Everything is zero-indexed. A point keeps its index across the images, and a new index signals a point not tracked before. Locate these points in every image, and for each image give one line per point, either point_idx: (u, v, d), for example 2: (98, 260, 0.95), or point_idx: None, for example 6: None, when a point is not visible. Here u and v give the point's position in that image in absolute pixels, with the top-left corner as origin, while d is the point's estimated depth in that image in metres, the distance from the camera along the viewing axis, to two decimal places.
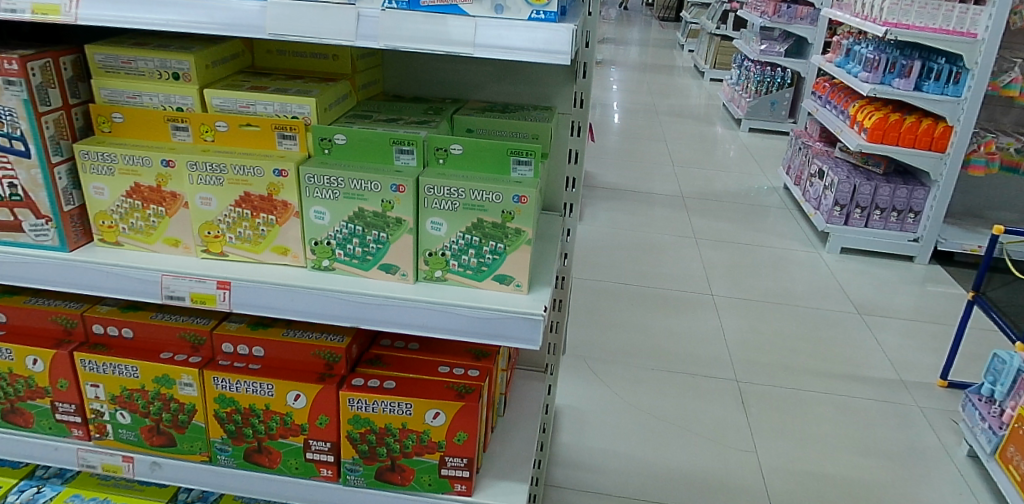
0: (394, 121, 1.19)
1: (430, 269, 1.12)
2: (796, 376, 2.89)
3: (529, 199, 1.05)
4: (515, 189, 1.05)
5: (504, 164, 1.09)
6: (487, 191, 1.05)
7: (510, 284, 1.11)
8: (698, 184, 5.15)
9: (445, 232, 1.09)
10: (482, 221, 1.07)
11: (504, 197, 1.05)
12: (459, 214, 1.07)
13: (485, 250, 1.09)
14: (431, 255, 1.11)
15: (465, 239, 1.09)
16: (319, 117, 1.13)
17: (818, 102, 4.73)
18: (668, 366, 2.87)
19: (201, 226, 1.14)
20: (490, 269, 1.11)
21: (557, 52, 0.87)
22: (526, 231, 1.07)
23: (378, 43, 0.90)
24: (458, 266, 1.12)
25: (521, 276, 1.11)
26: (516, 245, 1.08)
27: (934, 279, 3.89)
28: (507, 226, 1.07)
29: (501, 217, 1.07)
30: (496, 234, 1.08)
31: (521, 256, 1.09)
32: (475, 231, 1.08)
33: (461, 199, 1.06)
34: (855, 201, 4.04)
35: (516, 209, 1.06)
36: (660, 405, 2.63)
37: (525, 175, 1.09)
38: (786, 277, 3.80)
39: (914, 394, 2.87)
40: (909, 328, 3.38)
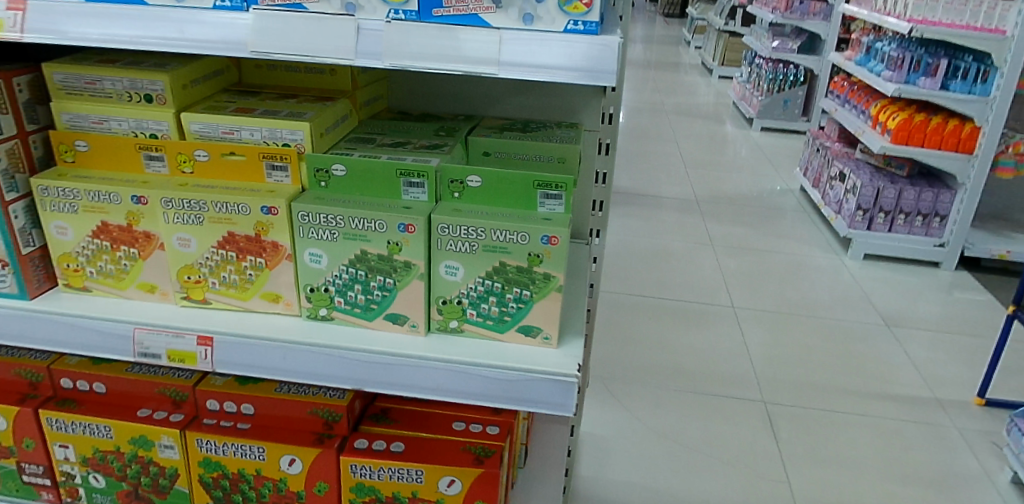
0: (402, 145, 1.04)
1: (444, 320, 0.97)
2: (825, 395, 2.73)
3: (560, 240, 0.89)
4: (544, 229, 0.89)
5: (529, 199, 0.93)
6: (510, 232, 0.90)
7: (537, 336, 0.96)
8: (710, 187, 4.97)
9: (462, 278, 0.94)
10: (504, 265, 0.92)
11: (531, 239, 0.90)
12: (477, 258, 0.92)
13: (509, 298, 0.94)
14: (445, 303, 0.96)
15: (485, 286, 0.94)
16: (315, 144, 0.97)
17: (836, 102, 4.52)
18: (691, 386, 2.71)
19: (180, 270, 0.99)
20: (513, 320, 0.96)
21: (599, 71, 0.71)
22: (556, 277, 0.92)
23: (383, 62, 0.74)
24: (476, 316, 0.97)
25: (549, 326, 0.96)
26: (544, 293, 0.93)
27: (961, 286, 3.68)
28: (534, 271, 0.92)
29: (527, 260, 0.91)
30: (522, 281, 0.93)
31: (550, 306, 0.94)
32: (496, 276, 0.93)
33: (481, 240, 0.91)
34: (879, 205, 3.86)
35: (545, 251, 0.90)
36: (683, 431, 2.47)
37: (555, 209, 0.93)
38: (807, 286, 3.62)
39: (949, 414, 2.69)
40: (940, 342, 3.17)
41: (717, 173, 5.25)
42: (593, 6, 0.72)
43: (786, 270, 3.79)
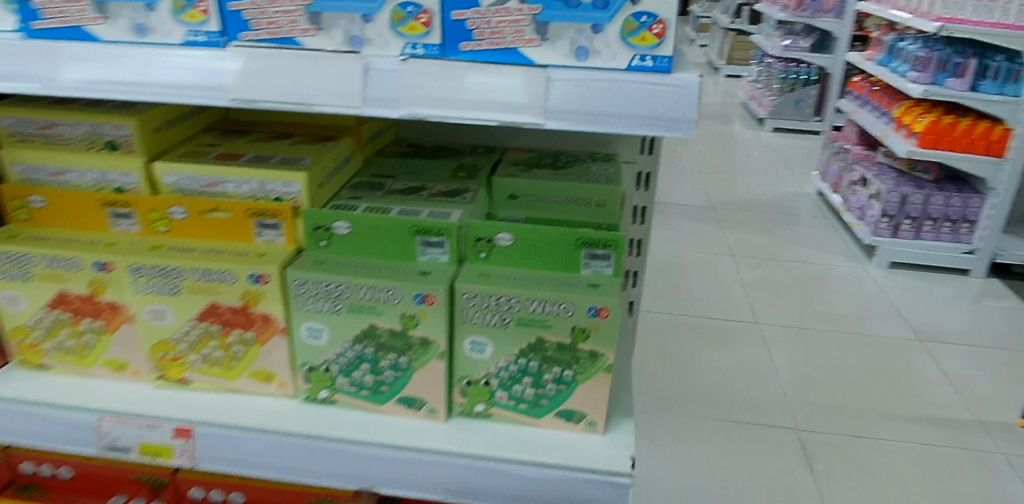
0: (416, 192, 0.88)
1: (469, 404, 0.82)
2: (861, 422, 2.25)
3: (611, 312, 0.74)
4: (591, 299, 0.74)
5: (571, 259, 0.79)
6: (549, 302, 0.74)
7: (581, 422, 0.81)
8: (716, 184, 4.38)
9: (491, 356, 0.78)
10: (543, 341, 0.77)
11: (576, 311, 0.74)
12: (511, 333, 0.77)
13: (547, 380, 0.79)
14: (471, 383, 0.81)
15: (519, 365, 0.79)
16: (313, 198, 0.81)
17: (855, 103, 3.97)
18: (715, 411, 2.27)
19: (155, 346, 0.84)
20: (552, 404, 0.81)
21: (671, 119, 0.57)
22: (605, 355, 0.77)
23: (399, 112, 0.60)
24: (508, 399, 0.81)
25: (596, 409, 0.80)
26: (591, 373, 0.78)
27: (993, 293, 3.00)
28: (579, 349, 0.76)
29: (571, 335, 0.76)
30: (564, 359, 0.77)
31: (597, 386, 0.79)
32: (533, 354, 0.78)
33: (516, 312, 0.76)
34: (906, 212, 3.16)
35: (592, 325, 0.75)
36: (707, 467, 2.03)
37: (602, 272, 0.79)
38: (830, 296, 3.00)
39: (996, 440, 2.18)
40: (977, 361, 2.57)
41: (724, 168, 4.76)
42: (665, 37, 0.58)
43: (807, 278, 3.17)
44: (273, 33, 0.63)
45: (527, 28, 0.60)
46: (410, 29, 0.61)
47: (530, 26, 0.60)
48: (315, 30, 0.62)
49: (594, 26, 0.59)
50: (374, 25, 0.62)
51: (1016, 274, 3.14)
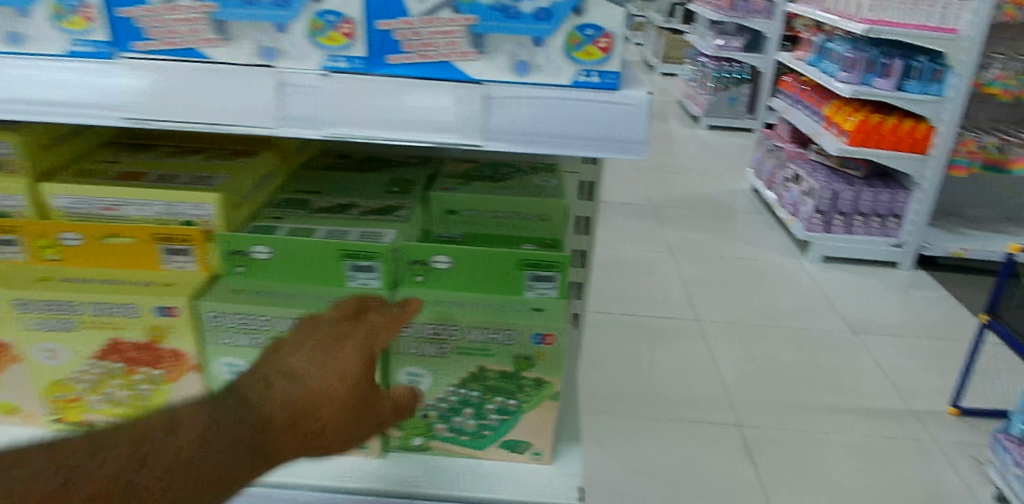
0: (344, 209, 0.81)
1: (406, 437, 0.77)
2: (806, 414, 2.13)
3: (557, 338, 0.69)
4: (535, 325, 0.69)
5: (513, 281, 0.74)
6: (490, 329, 0.70)
7: (526, 452, 0.77)
8: (655, 182, 4.33)
9: (428, 388, 0.73)
10: (484, 371, 0.72)
11: (519, 338, 0.70)
12: (450, 363, 0.72)
13: (489, 410, 0.74)
14: (408, 416, 0.75)
15: (459, 396, 0.73)
16: (229, 220, 0.73)
17: (787, 102, 4.04)
18: (655, 409, 2.10)
19: (49, 388, 0.74)
20: (495, 435, 0.76)
21: (619, 138, 0.54)
22: (551, 382, 0.72)
23: (320, 132, 0.53)
24: (448, 431, 0.76)
25: (542, 439, 0.76)
26: (536, 402, 0.73)
27: (919, 285, 3.06)
28: (523, 377, 0.72)
29: (514, 363, 0.71)
30: (507, 389, 0.72)
31: (543, 415, 0.75)
32: (474, 384, 0.72)
33: (455, 341, 0.71)
34: (837, 207, 3.21)
35: (537, 353, 0.70)
36: (654, 463, 1.88)
37: (546, 294, 0.74)
38: (765, 291, 2.93)
39: (927, 427, 2.11)
40: (908, 352, 2.53)
41: (662, 165, 4.72)
42: (612, 51, 0.55)
43: (748, 274, 3.09)
44: (172, 43, 0.55)
45: (462, 41, 0.55)
46: (330, 40, 0.55)
47: (466, 39, 0.55)
48: (221, 40, 0.55)
49: (536, 39, 0.55)
50: (289, 35, 0.55)
51: (942, 266, 3.24)
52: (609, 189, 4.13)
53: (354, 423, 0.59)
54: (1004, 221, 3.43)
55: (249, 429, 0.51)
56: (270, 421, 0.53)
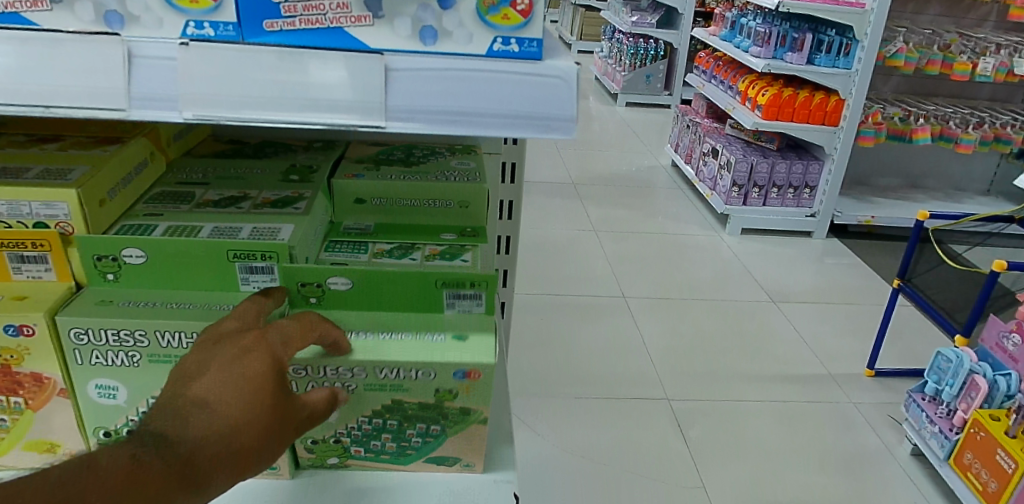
0: (236, 202, 0.72)
1: (320, 459, 0.70)
2: (731, 384, 2.16)
3: (482, 374, 0.62)
4: (456, 362, 0.61)
5: (429, 300, 0.66)
6: (403, 368, 0.61)
7: (457, 464, 0.71)
8: (576, 160, 4.29)
9: (337, 418, 0.65)
10: (401, 403, 0.64)
11: (439, 375, 0.62)
12: (360, 399, 0.64)
13: (410, 435, 0.67)
14: (316, 442, 0.68)
15: (373, 424, 0.66)
16: (93, 220, 0.63)
17: (702, 77, 4.08)
18: (586, 390, 2.07)
19: None
20: (419, 453, 0.69)
21: (544, 116, 0.49)
22: (480, 410, 0.65)
23: (181, 115, 0.45)
24: (365, 451, 0.69)
25: (471, 452, 0.70)
26: (462, 427, 0.67)
27: (833, 252, 3.17)
28: (446, 407, 0.65)
29: (435, 396, 0.64)
30: (429, 418, 0.66)
31: (470, 438, 0.68)
32: (391, 414, 0.65)
33: (362, 379, 0.62)
34: (753, 180, 3.26)
35: (461, 387, 0.63)
36: (588, 441, 1.87)
37: (472, 311, 0.67)
38: (686, 265, 2.96)
39: (845, 390, 2.18)
40: (824, 318, 2.61)
41: (583, 143, 4.68)
42: (532, 15, 0.48)
43: (670, 250, 3.10)
44: None
45: (354, 3, 0.46)
46: (190, 2, 0.46)
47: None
48: (49, 3, 0.45)
49: (442, 1, 0.47)
50: None
51: (853, 233, 3.38)
52: (532, 169, 4.08)
53: (279, 430, 0.48)
54: (906, 188, 3.60)
55: (137, 462, 0.41)
56: (164, 444, 0.43)
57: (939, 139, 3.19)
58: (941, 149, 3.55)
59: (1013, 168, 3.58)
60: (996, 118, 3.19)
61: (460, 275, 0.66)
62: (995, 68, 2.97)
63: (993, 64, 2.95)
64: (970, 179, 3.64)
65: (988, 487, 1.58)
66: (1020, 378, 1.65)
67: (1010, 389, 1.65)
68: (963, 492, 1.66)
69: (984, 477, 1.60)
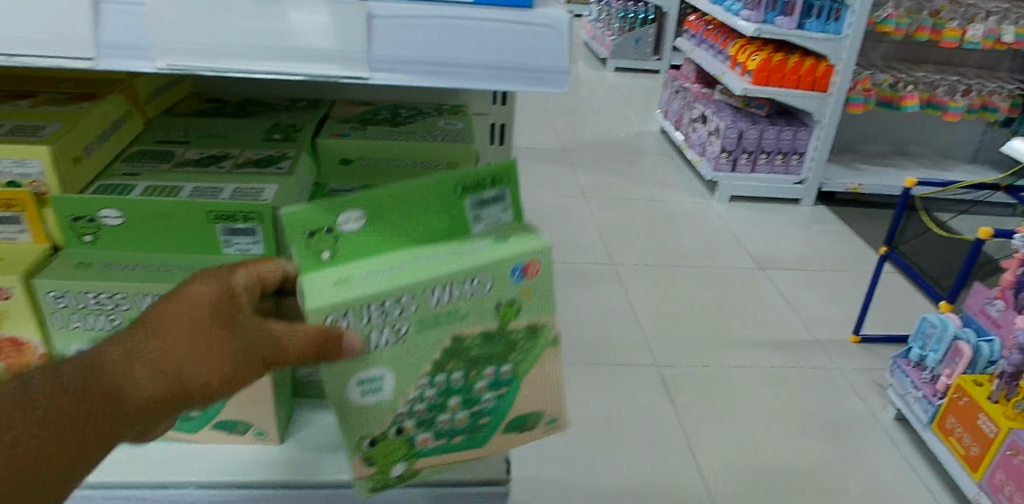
0: (217, 161, 0.70)
1: (385, 471, 0.59)
2: (718, 350, 2.17)
3: (541, 266, 0.53)
4: (513, 255, 0.52)
5: (453, 214, 0.56)
6: (455, 282, 0.52)
7: (540, 424, 0.62)
8: (564, 127, 4.24)
9: (393, 391, 0.55)
10: (460, 339, 0.54)
11: (495, 283, 0.53)
12: (412, 350, 0.53)
13: (481, 390, 0.58)
14: (377, 440, 0.57)
15: (437, 385, 0.56)
16: (70, 179, 0.61)
17: (691, 42, 4.02)
18: (577, 355, 2.08)
19: None
20: (495, 423, 0.60)
21: (536, 69, 0.47)
22: (547, 323, 0.57)
23: (154, 65, 0.44)
24: (435, 441, 0.59)
25: (554, 398, 0.61)
26: (535, 356, 0.58)
27: (821, 220, 3.17)
28: (511, 328, 0.55)
29: (496, 316, 0.54)
30: (496, 357, 0.56)
31: (547, 374, 0.59)
32: (453, 361, 0.55)
33: (413, 314, 0.52)
34: (742, 146, 3.24)
35: (523, 291, 0.54)
36: (577, 407, 1.88)
37: (498, 218, 0.58)
38: (676, 232, 2.95)
39: (832, 356, 2.20)
40: (811, 285, 2.62)
41: (572, 109, 4.62)
42: None
43: (659, 217, 3.09)
44: None
45: None
46: None
47: None
48: None
49: None
50: None
51: (840, 201, 3.38)
52: (520, 135, 4.03)
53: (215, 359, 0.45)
54: (894, 155, 3.60)
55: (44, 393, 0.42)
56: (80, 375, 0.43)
57: (928, 106, 3.18)
58: (928, 116, 3.55)
59: (1000, 136, 3.58)
60: (984, 86, 3.18)
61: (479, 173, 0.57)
62: (985, 35, 2.97)
63: (982, 31, 2.95)
64: (957, 146, 3.64)
65: (970, 452, 1.61)
66: (1002, 344, 1.69)
67: (993, 354, 1.69)
68: (946, 456, 1.69)
69: (966, 440, 1.63)
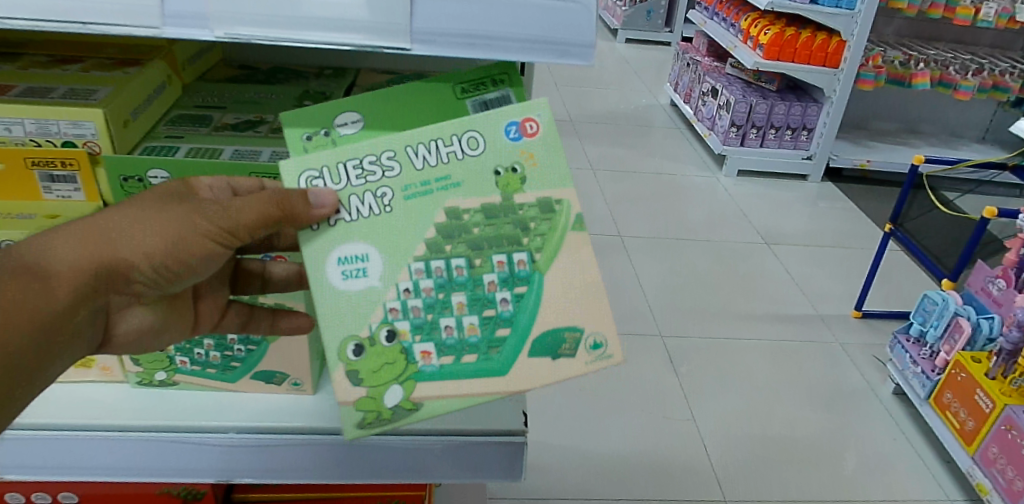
0: (253, 126, 0.74)
1: (376, 393, 0.57)
2: (721, 323, 2.21)
3: (539, 124, 0.55)
4: (504, 114, 0.54)
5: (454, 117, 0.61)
6: (442, 140, 0.53)
7: (580, 349, 0.58)
8: (573, 98, 4.23)
9: (381, 277, 0.55)
10: (456, 211, 0.55)
11: (490, 141, 0.54)
12: (401, 220, 0.54)
13: (491, 287, 0.57)
14: (365, 346, 0.56)
15: (436, 274, 0.56)
16: (118, 140, 0.64)
17: (704, 14, 3.99)
18: None
19: None
20: (518, 339, 0.58)
21: (563, 42, 0.50)
22: (563, 199, 0.56)
23: (213, 34, 0.47)
24: (438, 358, 0.57)
25: (588, 313, 0.58)
26: (555, 244, 0.57)
27: (827, 196, 3.19)
28: (514, 201, 0.55)
29: (498, 187, 0.55)
30: (505, 241, 0.56)
31: (569, 274, 0.57)
32: (451, 241, 0.55)
33: (399, 178, 0.53)
34: (752, 120, 3.24)
35: (521, 154, 0.55)
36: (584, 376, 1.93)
37: None
38: (683, 206, 2.97)
39: (833, 331, 2.24)
40: (816, 260, 2.65)
41: (581, 80, 4.60)
42: None
43: (667, 191, 3.11)
44: None
45: None
46: None
47: None
48: None
49: None
50: None
51: (847, 177, 3.39)
52: None
53: (168, 229, 0.50)
54: (903, 132, 3.60)
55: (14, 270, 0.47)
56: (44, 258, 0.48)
57: (938, 84, 3.16)
58: (939, 95, 3.54)
59: (1010, 116, 3.57)
60: (996, 65, 3.16)
61: (479, 76, 0.62)
62: (998, 14, 2.94)
63: (996, 10, 2.92)
64: (967, 125, 3.63)
65: (965, 426, 1.65)
66: (1001, 321, 1.73)
67: (992, 331, 1.72)
68: (941, 430, 1.74)
69: (962, 414, 1.67)
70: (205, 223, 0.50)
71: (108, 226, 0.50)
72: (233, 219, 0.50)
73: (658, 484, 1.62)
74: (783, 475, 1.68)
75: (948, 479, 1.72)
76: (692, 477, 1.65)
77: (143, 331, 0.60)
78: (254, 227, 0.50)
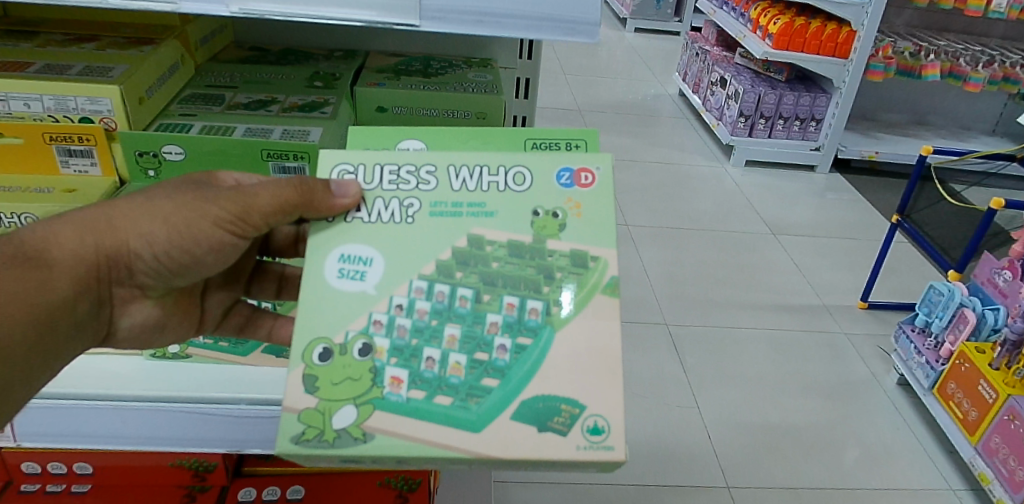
0: (265, 106, 0.75)
1: (326, 407, 0.52)
2: (726, 313, 2.22)
3: (596, 177, 0.56)
4: (560, 159, 0.56)
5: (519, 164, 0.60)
6: (489, 168, 0.55)
7: (575, 430, 0.52)
8: (582, 88, 4.23)
9: (376, 285, 0.54)
10: (482, 239, 0.54)
11: (538, 179, 0.55)
12: (419, 232, 0.55)
13: (492, 329, 0.54)
14: (332, 352, 0.53)
15: (436, 299, 0.54)
16: (135, 116, 0.66)
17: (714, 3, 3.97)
18: None
19: None
20: (506, 394, 0.53)
21: (571, 21, 0.51)
22: (602, 258, 0.55)
23: (228, 9, 0.49)
24: (406, 389, 0.53)
25: (591, 390, 0.53)
26: (580, 302, 0.55)
27: (835, 188, 3.18)
28: (549, 246, 0.54)
29: (533, 227, 0.55)
30: (523, 285, 0.54)
31: (583, 336, 0.54)
32: (471, 268, 0.54)
33: (433, 192, 0.55)
34: (760, 111, 3.23)
35: (566, 200, 0.55)
36: None
37: None
38: (690, 196, 2.97)
39: (838, 321, 2.24)
40: (823, 251, 2.65)
41: (590, 70, 4.60)
42: None
43: (674, 181, 3.11)
44: None
45: None
46: None
47: None
48: None
49: None
50: None
51: (855, 169, 3.38)
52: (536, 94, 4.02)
53: (178, 217, 0.53)
54: (913, 124, 3.57)
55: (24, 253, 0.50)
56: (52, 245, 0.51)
57: (949, 76, 3.12)
58: (950, 86, 3.51)
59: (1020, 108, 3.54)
60: (1008, 57, 3.13)
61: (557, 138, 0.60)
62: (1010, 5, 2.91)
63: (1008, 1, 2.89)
64: (978, 118, 3.60)
65: (968, 416, 1.66)
66: (1006, 313, 1.73)
67: (997, 322, 1.72)
68: (945, 420, 1.74)
69: (965, 405, 1.68)
70: (215, 210, 0.53)
71: (116, 217, 0.53)
72: (242, 206, 0.52)
73: (660, 471, 1.64)
74: (784, 463, 1.69)
75: (950, 469, 1.73)
76: (694, 464, 1.66)
77: (148, 327, 0.62)
78: (269, 213, 0.53)
